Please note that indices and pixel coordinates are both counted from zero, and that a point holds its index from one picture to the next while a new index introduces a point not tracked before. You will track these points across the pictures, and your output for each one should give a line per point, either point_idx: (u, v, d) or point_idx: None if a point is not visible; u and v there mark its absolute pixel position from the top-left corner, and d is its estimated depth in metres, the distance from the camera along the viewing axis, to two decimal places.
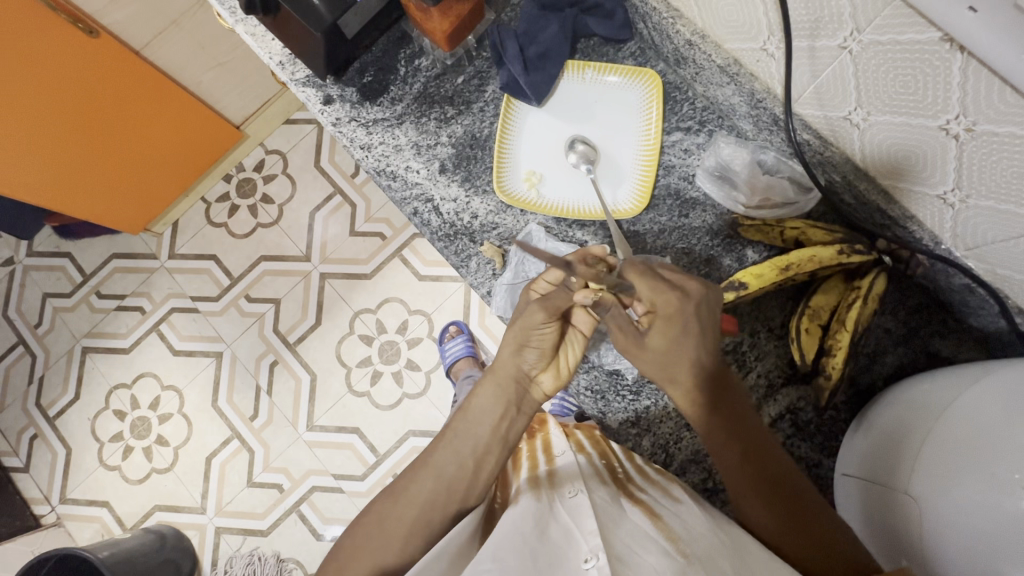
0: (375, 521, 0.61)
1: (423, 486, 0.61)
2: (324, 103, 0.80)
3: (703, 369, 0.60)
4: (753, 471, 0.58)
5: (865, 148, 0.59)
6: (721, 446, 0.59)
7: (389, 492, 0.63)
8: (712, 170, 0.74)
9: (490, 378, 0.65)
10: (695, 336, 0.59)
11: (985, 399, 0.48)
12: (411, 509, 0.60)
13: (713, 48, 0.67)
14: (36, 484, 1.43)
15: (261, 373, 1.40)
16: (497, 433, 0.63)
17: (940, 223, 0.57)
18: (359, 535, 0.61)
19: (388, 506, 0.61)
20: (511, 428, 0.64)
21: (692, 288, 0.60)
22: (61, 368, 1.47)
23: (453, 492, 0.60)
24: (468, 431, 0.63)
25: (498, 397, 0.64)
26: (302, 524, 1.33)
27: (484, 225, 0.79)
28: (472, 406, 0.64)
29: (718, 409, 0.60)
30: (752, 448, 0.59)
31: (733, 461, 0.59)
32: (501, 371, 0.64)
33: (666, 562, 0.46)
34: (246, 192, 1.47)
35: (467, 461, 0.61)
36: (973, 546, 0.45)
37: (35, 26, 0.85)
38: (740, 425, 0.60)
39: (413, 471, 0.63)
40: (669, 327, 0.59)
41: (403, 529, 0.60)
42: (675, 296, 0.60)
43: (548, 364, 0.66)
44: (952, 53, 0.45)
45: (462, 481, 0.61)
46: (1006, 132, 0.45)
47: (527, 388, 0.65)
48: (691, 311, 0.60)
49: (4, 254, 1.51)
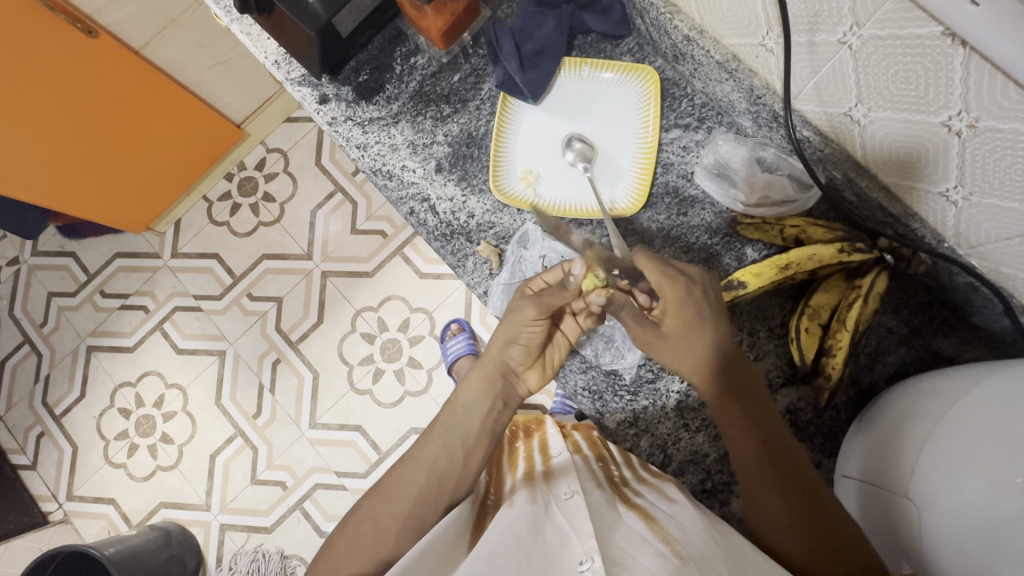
0: (368, 516, 0.60)
1: (414, 481, 0.61)
2: (320, 102, 0.79)
3: (722, 360, 0.60)
4: (773, 460, 0.58)
5: (866, 144, 0.57)
6: (740, 437, 0.59)
7: (378, 489, 0.63)
8: (711, 168, 0.73)
9: (478, 371, 0.66)
10: (712, 324, 0.60)
11: (983, 401, 0.47)
12: (403, 503, 0.60)
13: (711, 43, 0.66)
14: (43, 481, 1.44)
15: (264, 370, 1.41)
16: (486, 426, 0.64)
17: (942, 220, 0.55)
18: (350, 532, 0.60)
19: (380, 502, 0.61)
20: (499, 420, 0.66)
21: (695, 274, 0.61)
22: (67, 367, 1.48)
23: (445, 483, 0.61)
24: (457, 425, 0.63)
25: (487, 388, 0.65)
26: (305, 521, 1.33)
27: (481, 224, 0.78)
28: (460, 399, 0.65)
29: (738, 400, 0.60)
30: (773, 440, 0.59)
31: (753, 451, 0.59)
32: (488, 363, 0.66)
33: (661, 563, 0.45)
34: (248, 190, 1.47)
35: (457, 453, 0.62)
36: (975, 549, 0.44)
37: (32, 26, 0.85)
38: (760, 417, 0.59)
39: (402, 465, 0.63)
40: (683, 311, 0.59)
41: (397, 523, 0.59)
42: (684, 282, 0.60)
43: (535, 362, 0.68)
44: (954, 47, 0.44)
45: (453, 473, 0.61)
46: (1009, 129, 0.44)
47: (513, 379, 0.67)
48: (701, 295, 0.60)
49: (10, 254, 1.52)
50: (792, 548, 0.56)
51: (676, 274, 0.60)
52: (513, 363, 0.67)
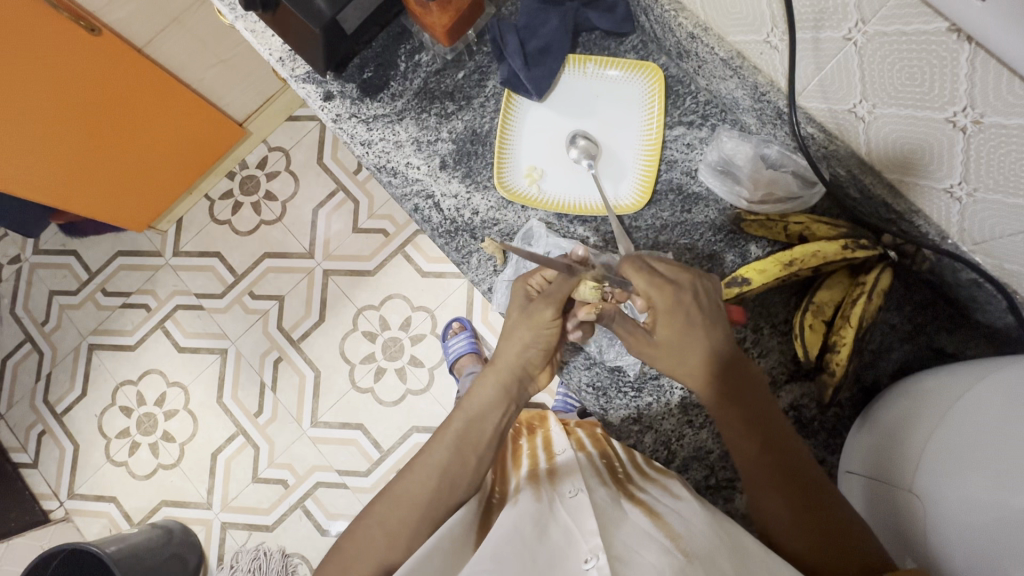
0: (379, 523, 0.60)
1: (426, 485, 0.60)
2: (325, 99, 0.80)
3: (718, 362, 0.60)
4: (776, 462, 0.57)
5: (871, 142, 0.58)
6: (740, 438, 0.59)
7: (387, 494, 0.62)
8: (714, 165, 0.73)
9: (492, 373, 0.66)
10: (704, 328, 0.60)
11: (989, 398, 0.47)
12: (415, 508, 0.60)
13: (716, 41, 0.66)
14: (44, 479, 1.44)
15: (266, 368, 1.41)
16: (500, 429, 0.64)
17: (947, 217, 0.56)
18: (360, 538, 0.60)
19: (389, 507, 0.60)
20: (510, 421, 0.66)
21: (686, 279, 0.61)
22: (68, 365, 1.48)
23: (456, 487, 0.60)
24: (469, 430, 0.63)
25: (500, 393, 0.65)
26: (307, 520, 1.33)
27: (485, 220, 0.79)
28: (472, 401, 0.65)
29: (737, 401, 0.59)
30: (774, 440, 0.58)
31: (753, 451, 0.58)
32: (503, 367, 0.66)
33: (666, 560, 0.45)
34: (250, 189, 1.47)
35: (469, 457, 0.62)
36: (981, 546, 0.44)
37: (36, 26, 0.85)
38: (760, 417, 0.59)
39: (411, 470, 0.62)
40: (672, 320, 0.59)
41: (407, 529, 0.59)
42: (671, 288, 0.60)
43: (545, 365, 0.69)
44: (959, 43, 0.44)
45: (465, 477, 0.61)
46: (1014, 125, 0.44)
47: (527, 382, 0.67)
48: (692, 300, 0.60)
49: (10, 252, 1.52)
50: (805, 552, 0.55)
51: (662, 282, 0.60)
52: (529, 366, 0.67)
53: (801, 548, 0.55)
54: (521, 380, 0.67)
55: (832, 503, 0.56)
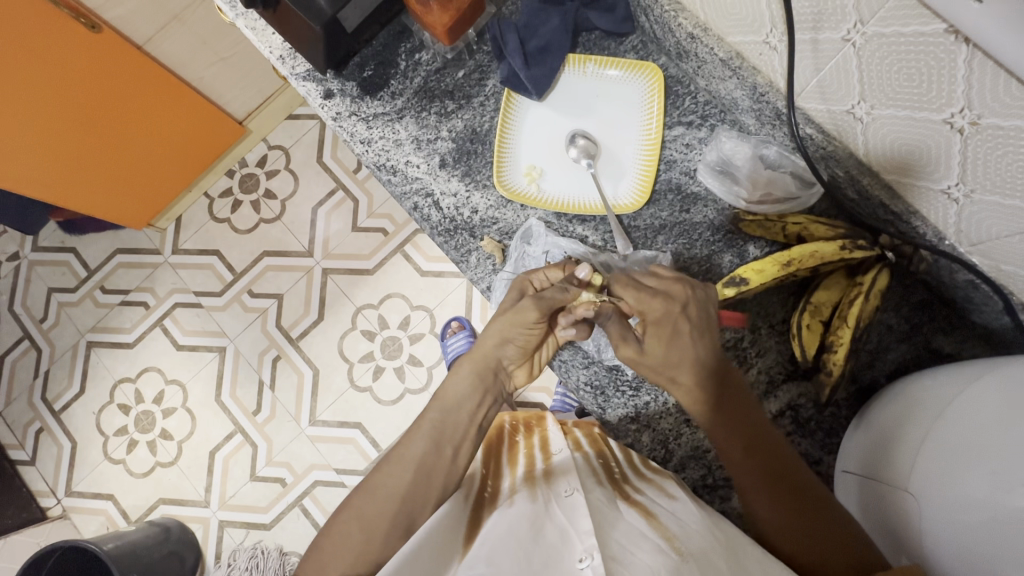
0: (356, 516, 0.60)
1: (402, 477, 0.61)
2: (324, 98, 0.80)
3: (704, 368, 0.60)
4: (759, 465, 0.57)
5: (869, 143, 0.58)
6: (725, 442, 0.59)
7: (365, 487, 0.62)
8: (714, 165, 0.74)
9: (470, 365, 0.67)
10: (691, 337, 0.60)
11: (986, 398, 0.47)
12: (392, 502, 0.60)
13: (716, 41, 0.66)
14: (42, 476, 1.44)
15: (264, 367, 1.41)
16: (474, 420, 0.66)
17: (944, 219, 0.56)
18: (338, 534, 0.59)
19: (367, 500, 0.60)
20: (488, 413, 0.68)
21: (677, 292, 0.61)
22: (67, 363, 1.48)
23: (434, 477, 0.61)
24: (445, 420, 0.64)
25: (476, 382, 0.67)
26: (304, 519, 1.33)
27: (484, 220, 0.79)
28: (449, 391, 0.66)
29: (721, 407, 0.59)
30: (757, 443, 0.58)
31: (737, 454, 0.58)
32: (479, 356, 0.67)
33: (661, 560, 0.45)
34: (249, 187, 1.47)
35: (445, 449, 0.63)
36: (977, 545, 0.44)
37: (35, 23, 0.85)
38: (744, 420, 0.59)
39: (388, 462, 0.63)
40: (660, 331, 0.60)
41: (385, 523, 0.59)
42: (661, 300, 0.60)
43: (524, 362, 0.70)
44: (957, 44, 0.44)
45: (442, 467, 0.62)
46: (1011, 127, 0.44)
47: (503, 374, 0.69)
48: (680, 313, 0.60)
49: (10, 249, 1.52)
50: (807, 554, 0.54)
51: (652, 294, 0.61)
52: (504, 360, 0.69)
53: (793, 551, 0.55)
54: (497, 372, 0.69)
55: (820, 506, 0.55)
